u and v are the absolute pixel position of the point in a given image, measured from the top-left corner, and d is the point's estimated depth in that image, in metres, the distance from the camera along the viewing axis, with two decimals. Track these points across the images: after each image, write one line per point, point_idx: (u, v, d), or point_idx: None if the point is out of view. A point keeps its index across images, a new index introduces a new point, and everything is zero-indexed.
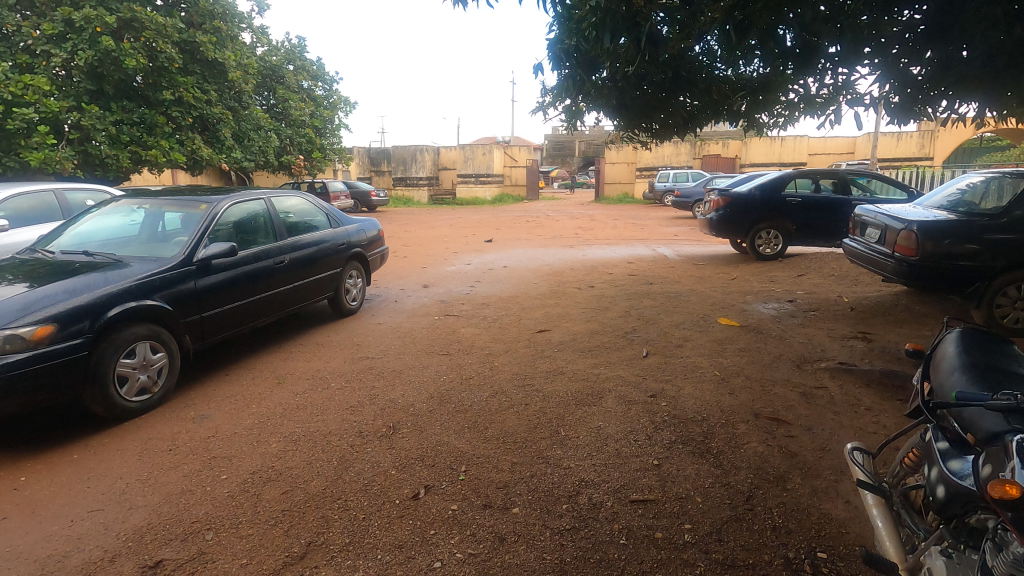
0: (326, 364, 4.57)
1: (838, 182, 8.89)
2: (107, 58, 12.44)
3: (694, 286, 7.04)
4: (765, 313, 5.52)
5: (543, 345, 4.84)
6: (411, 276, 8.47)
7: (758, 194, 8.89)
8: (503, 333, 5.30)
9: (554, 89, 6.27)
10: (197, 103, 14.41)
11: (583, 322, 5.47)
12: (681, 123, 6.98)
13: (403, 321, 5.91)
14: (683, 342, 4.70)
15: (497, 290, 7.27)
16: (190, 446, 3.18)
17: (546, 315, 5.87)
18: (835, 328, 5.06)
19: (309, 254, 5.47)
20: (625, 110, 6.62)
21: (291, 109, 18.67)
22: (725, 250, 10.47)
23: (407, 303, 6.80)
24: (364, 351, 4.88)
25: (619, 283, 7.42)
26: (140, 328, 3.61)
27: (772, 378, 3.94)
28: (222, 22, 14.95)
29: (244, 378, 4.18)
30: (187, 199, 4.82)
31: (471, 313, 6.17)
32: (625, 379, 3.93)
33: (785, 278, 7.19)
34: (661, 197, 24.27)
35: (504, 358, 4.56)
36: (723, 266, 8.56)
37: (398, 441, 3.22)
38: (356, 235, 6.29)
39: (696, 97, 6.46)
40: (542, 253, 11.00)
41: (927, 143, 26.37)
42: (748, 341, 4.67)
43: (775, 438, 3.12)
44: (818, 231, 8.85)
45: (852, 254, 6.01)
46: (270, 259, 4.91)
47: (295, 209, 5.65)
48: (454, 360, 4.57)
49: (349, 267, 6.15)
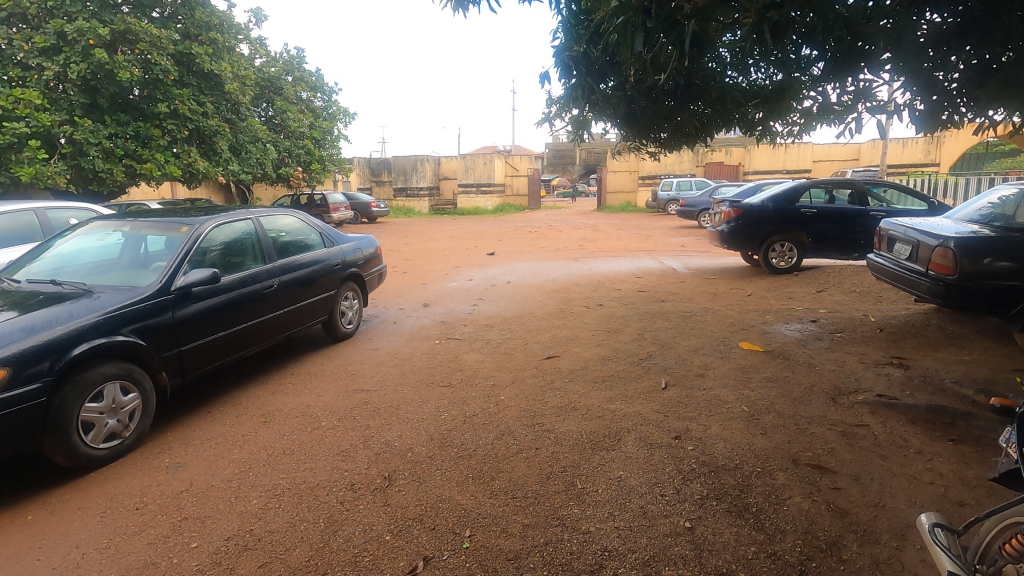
0: (317, 398, 4.22)
1: (854, 192, 8.56)
2: (100, 70, 12.22)
3: (709, 304, 6.70)
4: (788, 335, 5.16)
5: (552, 374, 4.49)
6: (411, 293, 8.15)
7: (771, 205, 8.56)
8: (508, 360, 4.95)
9: (560, 99, 5.96)
10: (193, 116, 14.14)
11: (594, 346, 5.13)
12: (692, 134, 6.61)
13: (402, 346, 5.56)
14: (704, 371, 4.34)
15: (501, 309, 6.93)
16: (159, 505, 2.83)
17: (553, 339, 5.52)
18: (866, 353, 4.70)
19: (302, 276, 5.14)
20: (634, 122, 6.31)
21: (290, 121, 18.46)
22: (735, 263, 10.12)
23: (407, 324, 6.46)
24: (360, 383, 4.53)
25: (629, 300, 7.08)
26: (110, 367, 3.27)
27: (806, 416, 3.57)
28: (218, 34, 14.77)
29: (227, 418, 3.83)
30: (169, 221, 4.50)
31: (474, 336, 5.82)
32: (645, 417, 3.58)
33: (803, 295, 6.84)
34: (664, 206, 23.98)
35: (510, 390, 4.21)
36: (737, 281, 8.23)
37: (393, 496, 2.86)
38: (352, 253, 5.95)
39: (708, 107, 6.16)
40: (547, 266, 10.68)
41: (933, 150, 26.04)
42: (775, 370, 4.31)
43: (819, 491, 2.76)
44: (834, 243, 8.50)
45: (878, 271, 5.66)
46: (258, 283, 4.58)
47: (287, 228, 5.33)
48: (457, 392, 4.21)
49: (345, 288, 5.82)
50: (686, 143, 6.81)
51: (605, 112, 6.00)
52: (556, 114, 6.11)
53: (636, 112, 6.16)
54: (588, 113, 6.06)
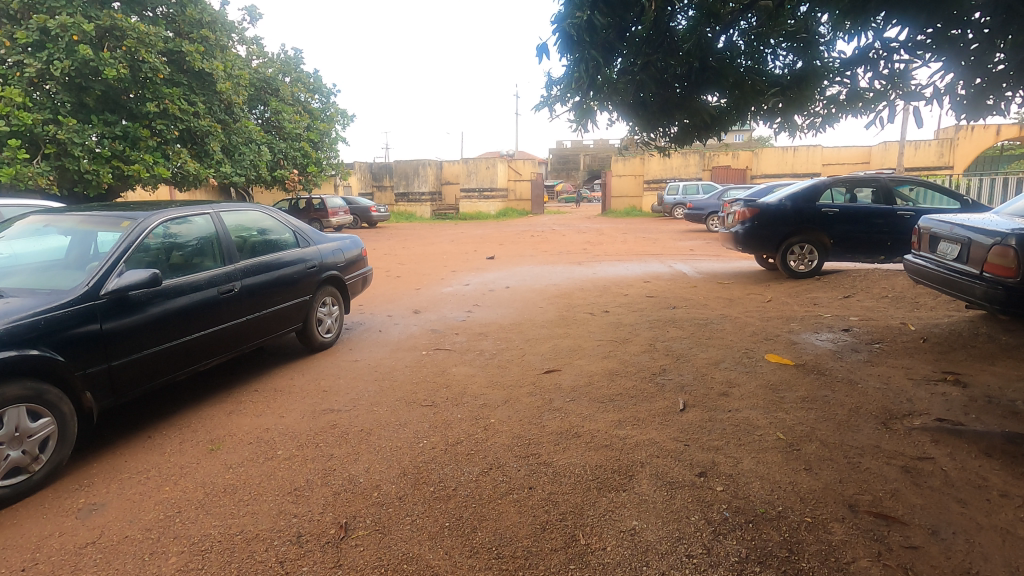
0: (280, 421, 3.64)
1: (878, 190, 7.95)
2: (85, 67, 11.78)
3: (726, 311, 6.09)
4: (820, 347, 4.55)
5: (551, 392, 3.90)
6: (402, 299, 7.59)
7: (789, 205, 7.96)
8: (502, 374, 4.36)
9: (561, 82, 5.39)
10: (183, 116, 13.66)
11: (599, 359, 4.53)
12: (705, 127, 5.83)
13: (385, 358, 4.97)
14: (728, 388, 3.74)
15: (498, 316, 6.36)
16: (53, 565, 2.24)
17: (554, 350, 4.93)
18: (913, 367, 4.08)
19: (270, 280, 4.56)
20: (642, 112, 5.72)
21: (286, 123, 18.00)
22: (749, 267, 9.52)
23: (394, 333, 5.89)
24: (331, 401, 3.94)
25: (637, 307, 6.49)
26: (14, 387, 2.70)
27: (856, 446, 2.96)
28: (210, 32, 14.33)
29: (168, 447, 3.25)
30: (114, 215, 3.95)
31: (466, 346, 5.23)
32: (662, 447, 2.98)
33: (829, 300, 6.24)
34: (670, 210, 23.40)
35: (502, 411, 3.61)
36: (753, 286, 7.63)
37: (348, 554, 2.26)
38: (330, 255, 5.38)
39: (728, 99, 5.55)
40: (549, 270, 10.11)
41: (946, 152, 25.39)
42: (810, 387, 3.71)
43: (890, 549, 2.16)
44: (858, 246, 7.89)
45: (919, 274, 5.06)
46: (216, 288, 4.02)
47: (257, 226, 4.79)
48: (440, 413, 3.62)
49: (323, 292, 5.26)
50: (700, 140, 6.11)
51: (611, 99, 5.37)
52: (555, 100, 5.55)
53: (643, 101, 5.60)
54: (593, 101, 5.47)
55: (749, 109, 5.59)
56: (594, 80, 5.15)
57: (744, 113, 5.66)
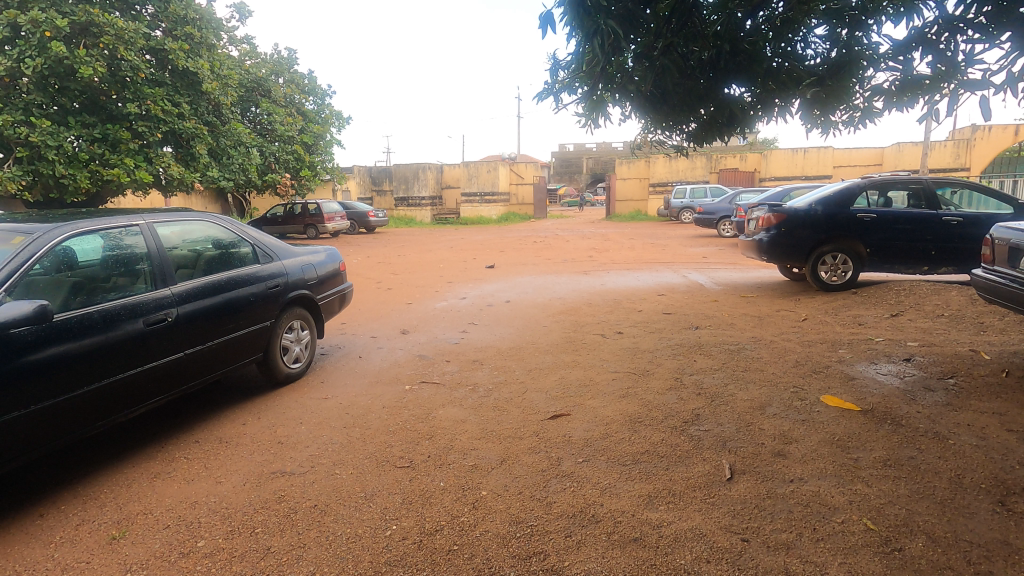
0: (216, 489, 2.87)
1: (919, 193, 7.15)
2: (59, 66, 11.11)
3: (758, 333, 5.30)
4: (884, 383, 3.75)
5: (559, 448, 3.11)
6: (390, 316, 6.83)
7: (819, 210, 7.20)
8: (499, 420, 3.57)
9: (568, 66, 4.68)
10: (166, 117, 12.99)
11: (615, 399, 3.77)
12: (728, 125, 4.95)
13: (361, 394, 4.20)
14: (784, 446, 2.94)
15: (496, 338, 5.59)
16: None
17: (561, 385, 4.15)
18: (1008, 413, 3.28)
19: (219, 304, 3.78)
20: (657, 107, 4.92)
21: (277, 124, 17.31)
22: (772, 278, 8.70)
23: (376, 359, 5.11)
24: (283, 460, 3.16)
25: (655, 327, 5.70)
26: None
27: (977, 543, 2.16)
28: (196, 29, 13.60)
29: (58, 535, 2.50)
30: (7, 229, 3.20)
31: (457, 378, 4.45)
32: (712, 546, 2.19)
33: (874, 320, 5.44)
34: (677, 214, 22.58)
35: (497, 478, 2.83)
36: (781, 301, 6.84)
37: None
38: (297, 271, 4.60)
39: (758, 95, 4.67)
40: (553, 281, 9.33)
41: (962, 153, 24.53)
42: (889, 445, 2.92)
43: None
44: (897, 255, 7.09)
45: (993, 292, 4.27)
46: (142, 318, 3.25)
47: (204, 241, 4.03)
48: (418, 481, 2.85)
49: (289, 316, 4.48)
50: (721, 142, 5.30)
51: (626, 89, 4.66)
52: (560, 90, 4.78)
53: (661, 92, 4.79)
54: (604, 91, 4.73)
55: (779, 105, 4.72)
56: (605, 66, 4.47)
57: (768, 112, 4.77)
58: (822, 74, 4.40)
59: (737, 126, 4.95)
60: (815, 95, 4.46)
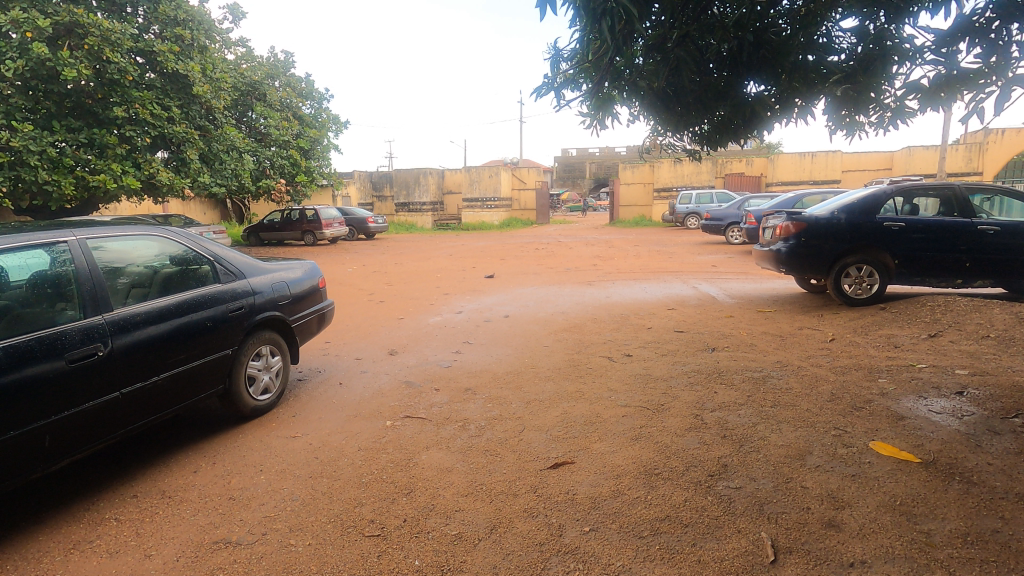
0: (141, 567, 2.35)
1: (948, 200, 6.62)
2: (41, 68, 10.73)
3: (783, 356, 4.77)
4: (941, 425, 3.20)
5: (562, 511, 2.59)
6: (380, 334, 6.32)
7: (842, 217, 6.68)
8: (490, 470, 3.04)
9: (572, 57, 4.19)
10: (155, 121, 12.55)
11: (626, 443, 3.24)
12: (744, 128, 4.39)
13: (335, 432, 3.67)
14: (835, 514, 2.41)
15: (492, 361, 5.09)
16: None
17: (564, 422, 3.62)
18: None
19: (167, 332, 3.27)
20: (669, 106, 4.42)
21: (273, 129, 16.89)
22: (788, 290, 8.18)
23: (358, 387, 4.58)
24: (230, 524, 2.63)
25: (667, 349, 5.18)
26: None
27: None
28: (187, 31, 13.20)
29: None
30: None
31: (446, 412, 3.91)
32: None
33: (911, 342, 4.91)
34: (683, 220, 22.05)
35: (484, 555, 2.31)
36: (802, 317, 6.31)
37: None
38: (266, 290, 4.09)
39: (779, 95, 4.08)
40: (555, 292, 8.83)
41: (974, 157, 23.97)
42: (965, 513, 2.37)
43: None
44: (929, 268, 6.54)
45: None
46: (65, 355, 2.74)
47: (154, 259, 3.52)
48: (387, 557, 2.33)
49: (256, 341, 3.96)
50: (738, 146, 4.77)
51: (637, 85, 4.16)
52: (562, 85, 4.27)
53: (675, 89, 4.28)
54: (612, 88, 4.24)
55: (799, 106, 4.12)
56: (611, 57, 3.96)
57: (788, 115, 4.19)
58: (851, 68, 3.86)
59: (759, 129, 4.42)
60: (845, 93, 3.88)
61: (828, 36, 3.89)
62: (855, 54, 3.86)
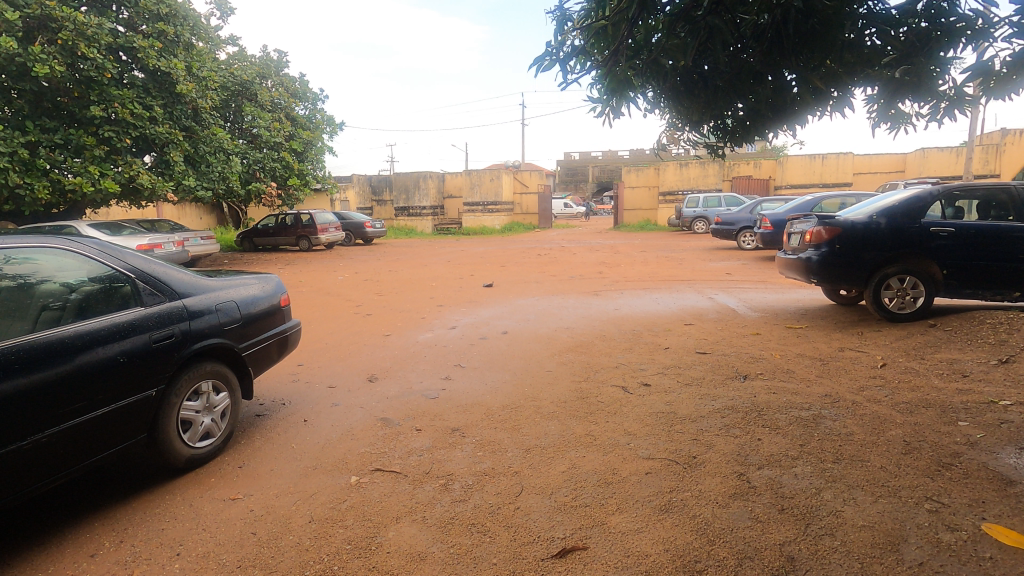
0: None
1: (1001, 202, 5.85)
2: (11, 64, 10.11)
3: (831, 388, 4.01)
4: None
5: None
6: (361, 354, 5.59)
7: (882, 221, 5.94)
8: (477, 558, 2.30)
9: (579, 33, 3.47)
10: (137, 121, 11.77)
11: (653, 515, 2.50)
12: (776, 122, 3.59)
13: (285, 492, 2.93)
14: None
15: (484, 391, 4.35)
16: None
17: (572, 481, 2.86)
18: None
19: (61, 374, 2.54)
20: (688, 95, 3.67)
21: (263, 130, 16.19)
22: (815, 301, 7.41)
23: (325, 426, 3.83)
24: None
25: (691, 376, 4.44)
26: None
27: None
28: (171, 26, 12.51)
29: None
30: None
31: (426, 464, 3.17)
32: None
33: (981, 368, 4.15)
34: (690, 224, 21.25)
35: None
36: (840, 335, 5.57)
37: None
38: (209, 312, 3.36)
39: (818, 80, 3.24)
40: (558, 304, 8.10)
41: (991, 160, 23.16)
42: None
43: None
44: (981, 279, 5.78)
45: None
46: None
47: (64, 277, 2.82)
48: None
49: (194, 377, 3.22)
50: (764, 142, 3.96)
51: (655, 66, 3.43)
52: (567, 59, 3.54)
53: (700, 72, 3.56)
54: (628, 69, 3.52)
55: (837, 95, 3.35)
56: (625, 28, 3.24)
57: (822, 107, 3.43)
58: (904, 43, 3.07)
59: (792, 122, 3.57)
60: (904, 76, 3.08)
61: (872, 11, 3.10)
62: (899, 30, 3.06)
